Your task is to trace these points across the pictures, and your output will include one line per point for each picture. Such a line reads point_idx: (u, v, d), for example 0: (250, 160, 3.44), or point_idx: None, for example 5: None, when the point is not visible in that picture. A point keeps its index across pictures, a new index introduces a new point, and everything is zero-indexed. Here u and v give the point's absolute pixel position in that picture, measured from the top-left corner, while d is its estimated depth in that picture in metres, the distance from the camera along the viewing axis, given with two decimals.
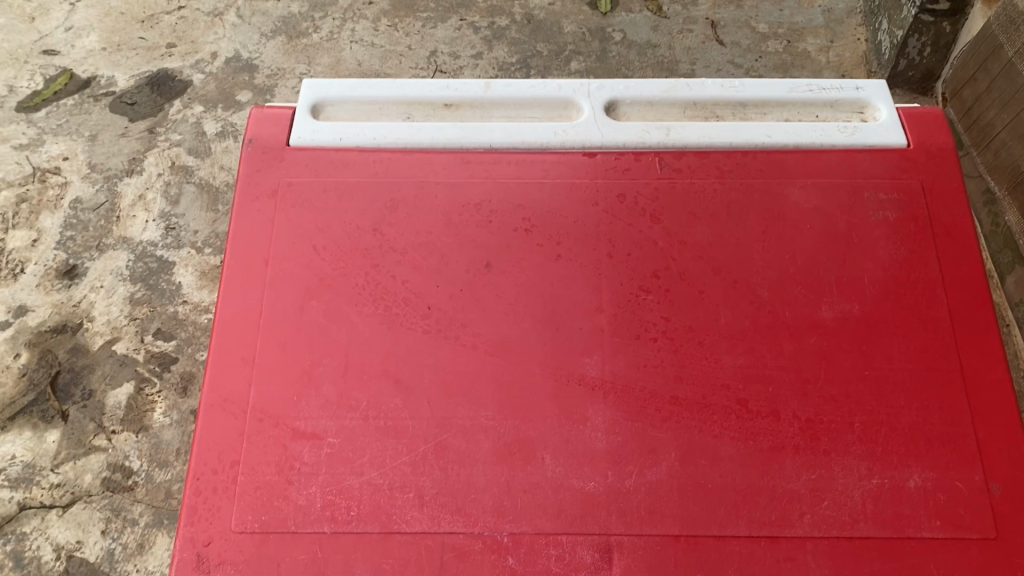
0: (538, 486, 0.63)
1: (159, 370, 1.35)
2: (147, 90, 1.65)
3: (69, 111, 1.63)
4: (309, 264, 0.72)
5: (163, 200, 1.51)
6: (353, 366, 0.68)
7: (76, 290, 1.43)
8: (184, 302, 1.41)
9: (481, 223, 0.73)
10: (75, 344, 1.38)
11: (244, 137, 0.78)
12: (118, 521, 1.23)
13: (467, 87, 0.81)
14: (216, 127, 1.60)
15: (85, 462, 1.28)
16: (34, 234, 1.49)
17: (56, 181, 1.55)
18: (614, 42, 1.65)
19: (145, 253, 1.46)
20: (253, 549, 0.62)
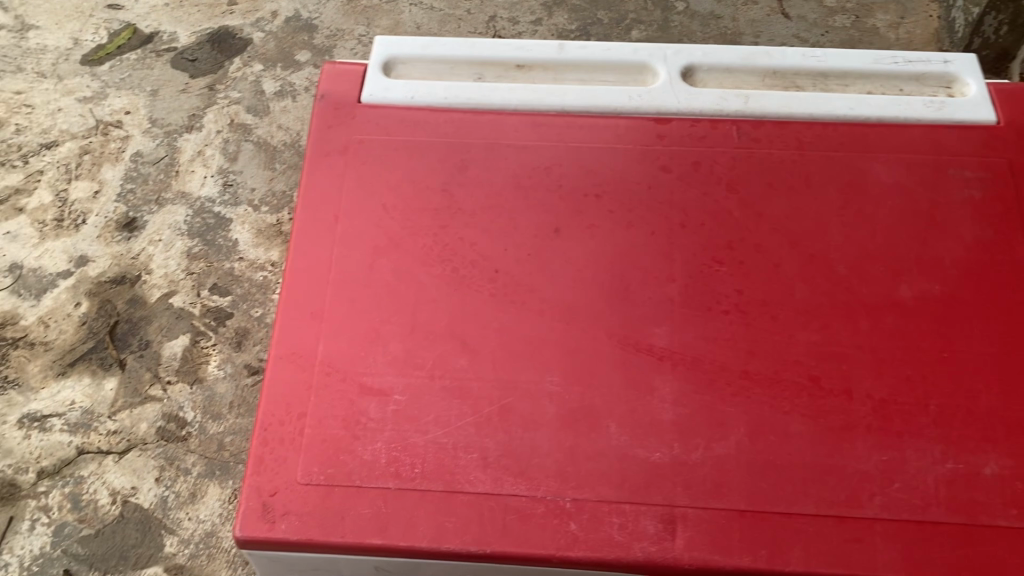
0: (602, 454, 0.63)
1: (214, 325, 1.29)
2: (208, 47, 1.62)
3: (128, 64, 1.59)
4: (378, 222, 0.72)
5: (220, 156, 1.48)
6: (420, 326, 0.67)
7: (135, 243, 1.37)
8: (240, 258, 1.36)
9: (552, 187, 0.72)
10: (134, 295, 1.32)
11: (317, 92, 0.77)
12: (171, 469, 1.17)
13: (541, 49, 0.80)
14: (274, 86, 1.57)
15: (141, 411, 1.21)
16: (96, 185, 1.44)
17: (117, 135, 1.50)
18: (676, 12, 1.62)
19: (202, 209, 1.41)
20: (318, 501, 0.62)
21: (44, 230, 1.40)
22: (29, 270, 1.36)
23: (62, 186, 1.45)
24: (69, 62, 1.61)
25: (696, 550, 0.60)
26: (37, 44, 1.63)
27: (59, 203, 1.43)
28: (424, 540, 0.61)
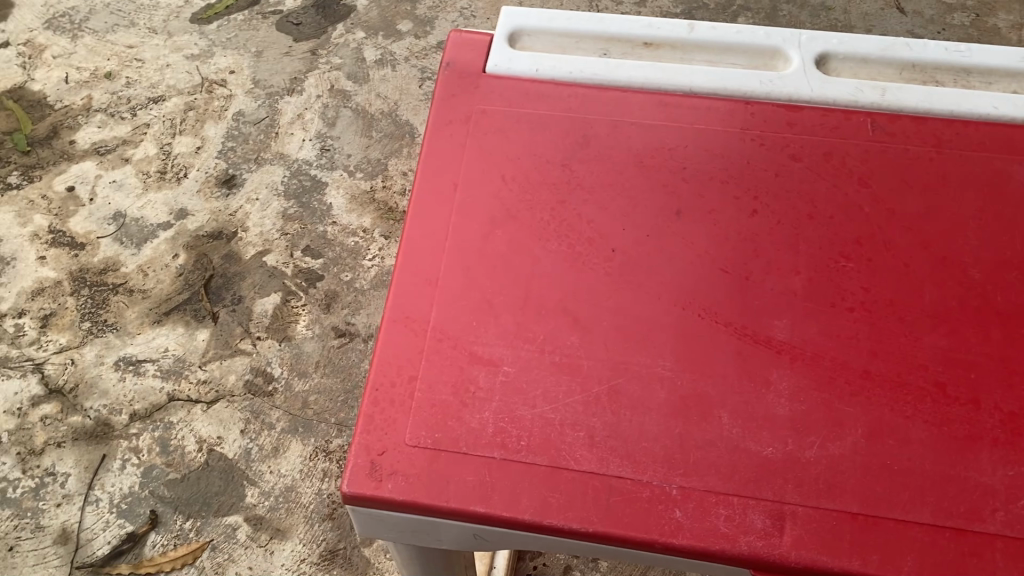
0: (712, 443, 0.61)
1: (305, 285, 1.59)
2: (312, 12, 2.02)
3: (239, 26, 2.00)
4: (495, 193, 0.71)
5: (320, 121, 1.82)
6: (532, 300, 0.67)
7: (233, 201, 1.70)
8: (332, 223, 1.67)
9: (676, 168, 0.71)
10: (229, 251, 1.63)
11: (442, 60, 0.78)
12: (256, 423, 1.43)
13: (671, 27, 0.78)
14: (375, 54, 1.93)
15: (230, 363, 1.50)
16: (198, 142, 1.80)
17: (221, 94, 1.88)
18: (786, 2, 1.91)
19: (300, 172, 1.75)
20: (424, 464, 0.63)
21: (149, 183, 1.74)
22: (131, 222, 1.68)
23: (167, 140, 1.80)
24: (181, 20, 2.02)
25: (804, 550, 0.58)
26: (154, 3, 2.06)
27: (163, 156, 1.78)
28: (527, 512, 0.61)
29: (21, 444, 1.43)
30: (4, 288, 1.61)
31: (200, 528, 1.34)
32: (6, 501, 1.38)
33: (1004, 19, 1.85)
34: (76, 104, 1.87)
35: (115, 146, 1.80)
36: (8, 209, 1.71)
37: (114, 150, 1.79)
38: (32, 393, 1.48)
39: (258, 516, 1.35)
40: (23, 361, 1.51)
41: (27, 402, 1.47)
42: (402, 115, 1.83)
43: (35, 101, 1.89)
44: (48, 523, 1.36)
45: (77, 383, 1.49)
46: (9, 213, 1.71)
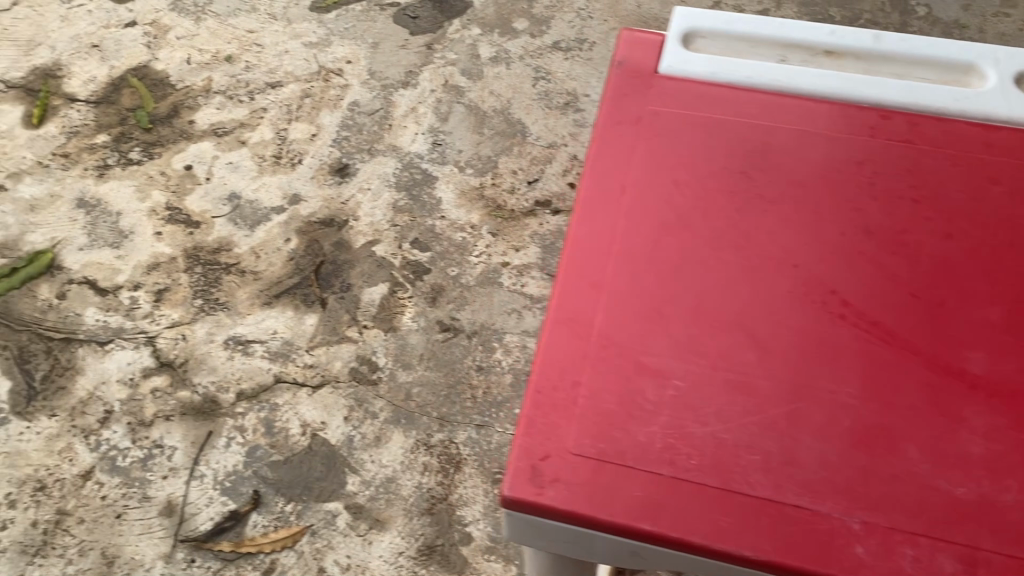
0: (898, 478, 0.58)
1: (412, 278, 1.59)
2: (428, 6, 2.02)
3: (357, 16, 2.01)
4: (668, 198, 0.69)
5: (433, 115, 1.82)
6: (705, 312, 0.64)
7: (345, 189, 1.71)
8: (441, 217, 1.66)
9: (863, 185, 0.67)
10: (339, 239, 1.64)
11: (614, 58, 0.75)
12: (359, 412, 1.44)
13: (856, 36, 0.75)
14: (490, 52, 1.92)
15: (337, 350, 1.50)
16: (314, 129, 1.82)
17: (338, 83, 1.89)
18: (918, 16, 1.85)
19: (412, 165, 1.75)
20: (587, 475, 0.61)
21: (265, 166, 1.76)
22: (246, 204, 1.70)
23: (283, 126, 1.82)
24: (301, 7, 2.04)
25: None
26: None
27: (279, 141, 1.80)
28: (696, 534, 0.58)
29: (132, 414, 1.45)
30: (121, 260, 1.64)
31: (300, 512, 1.35)
32: (116, 469, 1.41)
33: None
34: (197, 84, 1.91)
35: (233, 128, 1.82)
36: (129, 183, 1.75)
37: (232, 131, 1.82)
38: (143, 364, 1.51)
39: (357, 505, 1.35)
40: (136, 333, 1.54)
41: (138, 374, 1.50)
42: (515, 113, 1.81)
43: (158, 79, 1.93)
44: (155, 494, 1.38)
45: (187, 358, 1.51)
46: (129, 187, 1.74)
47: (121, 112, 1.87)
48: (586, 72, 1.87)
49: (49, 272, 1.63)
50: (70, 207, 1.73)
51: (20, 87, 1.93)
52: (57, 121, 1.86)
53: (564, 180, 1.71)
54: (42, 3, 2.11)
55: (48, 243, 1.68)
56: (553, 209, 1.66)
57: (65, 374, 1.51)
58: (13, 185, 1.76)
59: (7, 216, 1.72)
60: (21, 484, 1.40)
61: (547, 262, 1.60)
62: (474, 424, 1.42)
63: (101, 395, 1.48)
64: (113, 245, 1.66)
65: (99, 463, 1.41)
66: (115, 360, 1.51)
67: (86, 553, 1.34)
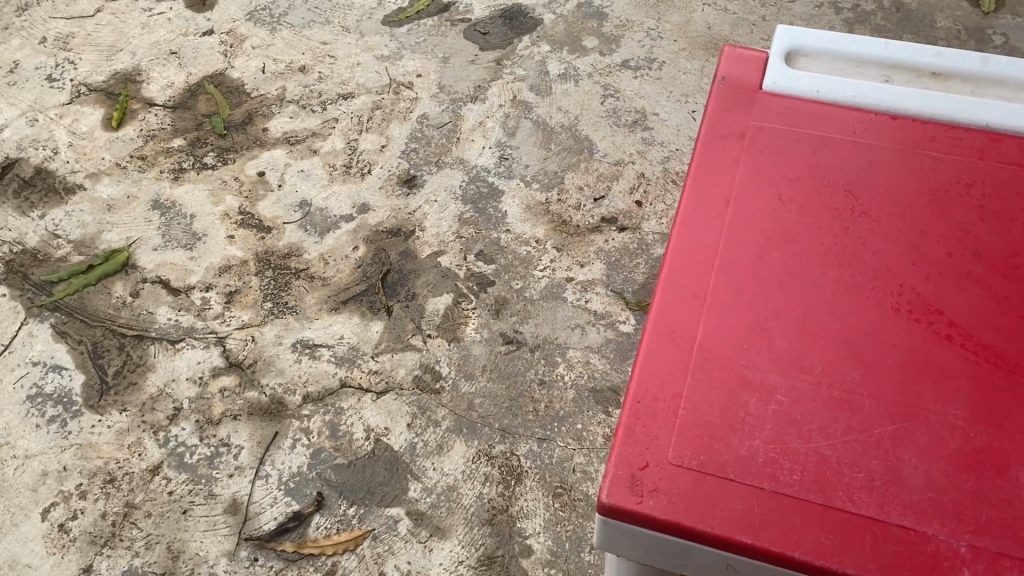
0: (1008, 503, 0.57)
1: (476, 289, 1.59)
2: (499, 23, 2.05)
3: (428, 31, 2.05)
4: (771, 213, 0.69)
5: (500, 130, 1.84)
6: (810, 329, 0.64)
7: (412, 200, 1.74)
8: (507, 231, 1.68)
9: (971, 206, 0.67)
10: (406, 248, 1.66)
11: (716, 74, 0.76)
12: (422, 419, 1.43)
13: (963, 57, 0.74)
14: (559, 69, 1.94)
15: (401, 357, 1.51)
16: (383, 140, 1.84)
17: (408, 96, 1.92)
18: (993, 44, 1.84)
19: (478, 178, 1.77)
20: (688, 486, 0.61)
21: (335, 175, 1.79)
22: (316, 211, 1.73)
23: (354, 136, 1.86)
24: (373, 21, 2.09)
25: None
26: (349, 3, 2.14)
27: (349, 151, 1.83)
28: (798, 550, 0.58)
29: (200, 412, 1.46)
30: (194, 261, 1.66)
31: (362, 515, 1.33)
32: (183, 466, 1.40)
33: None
34: (271, 93, 1.95)
35: (305, 137, 1.86)
36: (203, 187, 1.79)
37: (304, 140, 1.85)
38: (213, 363, 1.52)
39: (419, 512, 1.33)
40: (207, 333, 1.56)
41: (207, 373, 1.51)
42: (582, 130, 1.83)
43: (234, 87, 1.98)
44: (220, 492, 1.37)
45: (256, 359, 1.52)
46: (203, 190, 1.78)
47: (196, 118, 1.92)
48: (655, 91, 1.88)
49: (124, 270, 1.66)
50: (146, 207, 1.76)
51: (102, 90, 1.99)
52: (136, 124, 1.91)
53: (631, 198, 1.70)
54: (125, 12, 2.18)
55: (124, 241, 1.70)
56: (618, 226, 1.66)
57: (136, 370, 1.51)
58: (91, 183, 1.80)
59: (84, 214, 1.75)
60: (91, 476, 1.39)
61: (611, 278, 1.59)
62: (536, 437, 1.40)
63: (172, 392, 1.48)
64: (186, 246, 1.69)
65: (168, 459, 1.40)
66: (185, 358, 1.52)
67: (152, 546, 1.31)
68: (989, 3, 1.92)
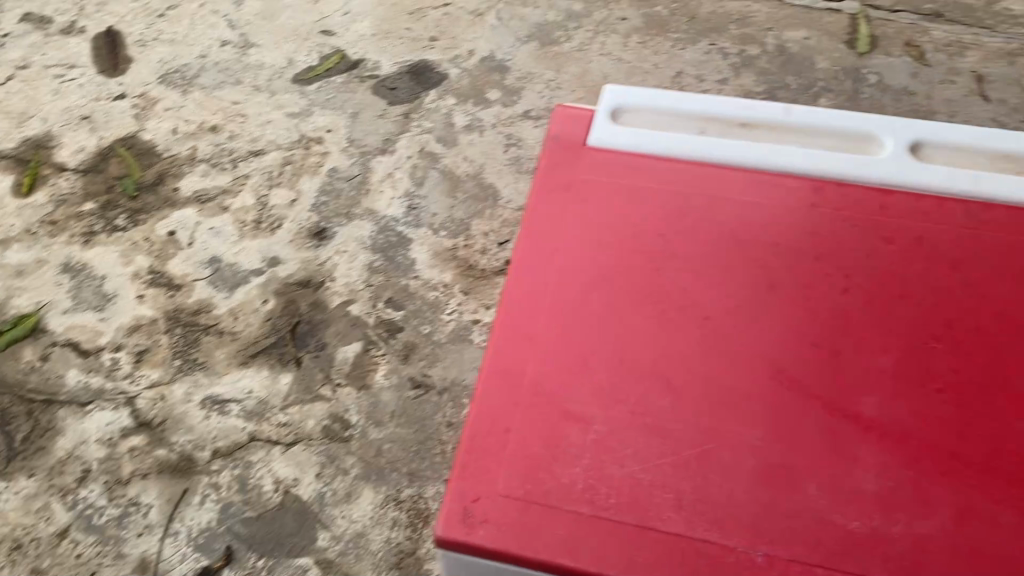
0: (798, 514, 0.63)
1: (386, 335, 1.37)
2: (406, 77, 1.73)
3: (338, 88, 1.73)
4: (593, 258, 0.75)
5: (409, 180, 1.57)
6: (626, 364, 0.70)
7: (323, 250, 1.49)
8: (416, 277, 1.44)
9: (769, 243, 0.74)
10: (316, 300, 1.43)
11: (547, 132, 0.83)
12: (331, 468, 1.24)
13: (767, 109, 0.82)
14: (464, 120, 1.65)
15: (310, 408, 1.30)
16: (293, 195, 1.57)
17: (318, 150, 1.64)
18: (868, 84, 1.58)
19: (387, 228, 1.51)
20: (516, 514, 0.66)
21: (245, 230, 1.53)
22: (226, 266, 1.48)
23: (263, 192, 1.59)
24: (283, 80, 1.76)
25: None
26: (257, 62, 1.80)
27: (259, 207, 1.56)
28: (612, 568, 0.63)
29: (109, 472, 1.27)
30: (104, 322, 1.43)
31: (271, 567, 1.17)
32: (92, 527, 1.22)
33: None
34: (181, 154, 1.66)
35: (216, 195, 1.59)
36: (114, 250, 1.52)
37: (212, 198, 1.58)
38: (121, 425, 1.31)
39: (328, 561, 1.17)
40: (115, 393, 1.34)
41: (115, 435, 1.30)
42: (487, 179, 1.57)
43: (145, 149, 1.67)
44: (130, 552, 1.20)
45: (166, 418, 1.31)
46: (112, 253, 1.52)
47: (106, 181, 1.62)
48: None
49: (33, 336, 1.43)
50: (56, 271, 1.50)
51: (11, 157, 1.69)
52: (47, 190, 1.62)
53: None
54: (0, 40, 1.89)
55: (34, 306, 1.47)
56: None
57: (46, 435, 1.32)
58: None
59: None
60: None
61: None
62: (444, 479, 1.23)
63: (79, 454, 1.29)
64: (96, 307, 1.45)
65: (75, 522, 1.23)
66: (95, 420, 1.32)
67: None
68: (864, 43, 1.65)
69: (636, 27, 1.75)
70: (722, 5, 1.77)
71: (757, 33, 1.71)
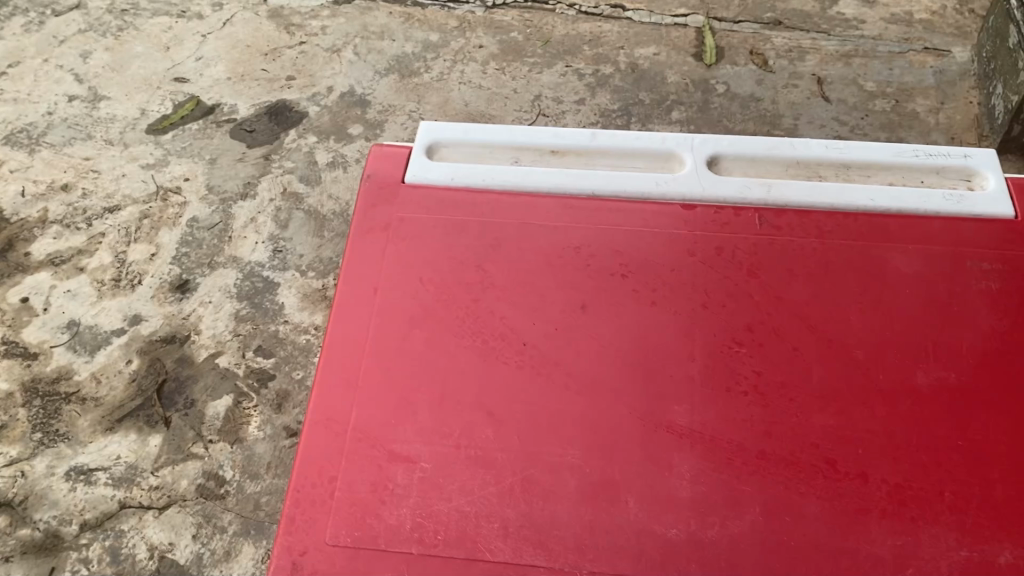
0: (620, 528, 0.65)
1: (257, 386, 1.24)
2: (266, 118, 1.54)
3: (194, 135, 1.52)
4: (413, 295, 0.76)
5: (272, 223, 1.40)
6: (450, 397, 0.71)
7: (187, 303, 1.33)
8: (286, 322, 1.30)
9: (581, 266, 0.76)
10: (182, 354, 1.28)
11: (363, 172, 0.83)
12: (208, 527, 1.14)
13: (576, 136, 0.85)
14: (327, 158, 1.47)
15: (182, 467, 1.18)
16: (152, 249, 1.39)
17: (177, 200, 1.44)
18: (717, 94, 1.51)
19: (252, 273, 1.36)
20: (344, 562, 0.65)
21: (103, 290, 1.35)
22: (85, 328, 1.32)
23: (122, 249, 1.40)
24: (136, 131, 1.54)
25: None
26: (105, 115, 1.56)
27: (118, 264, 1.38)
28: None
29: None
30: None
31: None
32: None
33: (924, 103, 1.46)
34: (32, 216, 1.44)
35: (69, 257, 1.39)
36: None
37: (64, 260, 1.39)
38: None
39: None
40: None
41: None
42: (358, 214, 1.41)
43: None
44: None
45: (27, 495, 1.18)
46: None
47: None
48: None
49: None
50: None
51: None
52: None
53: None
54: None
55: None
56: None
57: None
58: None
59: None
60: None
61: None
62: None
63: None
64: None
65: None
66: None
67: None
68: (711, 54, 1.56)
69: (494, 54, 1.59)
70: (574, 27, 1.62)
71: (610, 52, 1.58)
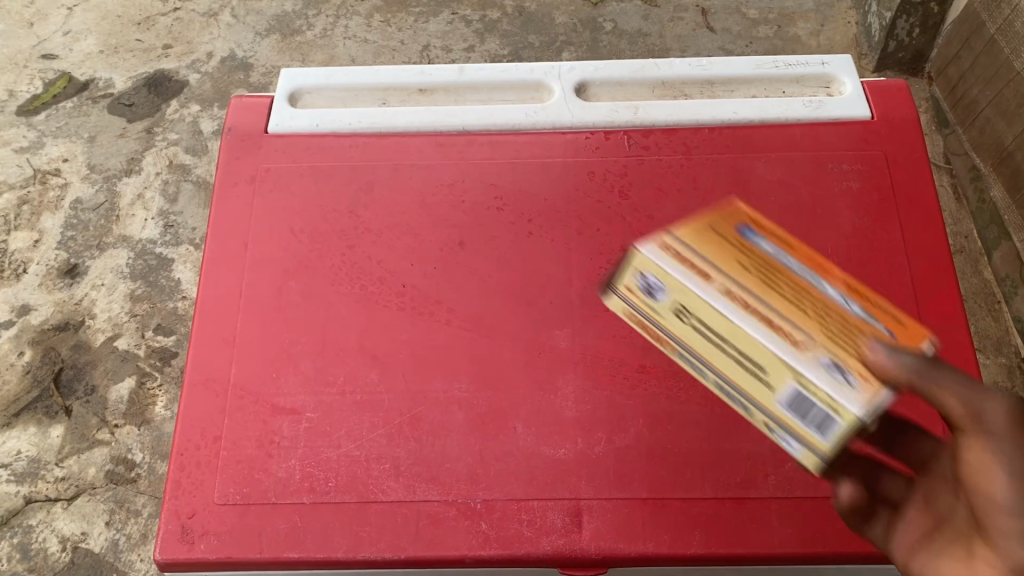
0: (509, 454, 0.65)
1: (160, 365, 1.18)
2: (144, 90, 1.45)
3: (68, 113, 1.43)
4: (286, 246, 0.74)
5: (160, 198, 1.33)
6: (332, 343, 0.70)
7: (78, 288, 1.26)
8: (185, 298, 1.24)
9: (455, 203, 0.76)
10: (77, 341, 1.21)
11: (225, 126, 0.80)
12: (122, 512, 1.09)
13: (442, 73, 0.84)
14: (214, 125, 1.41)
15: (88, 455, 1.12)
16: (35, 235, 1.31)
17: (57, 183, 1.36)
18: (606, 32, 1.49)
19: (144, 251, 1.29)
20: (235, 520, 0.64)
21: None
22: None
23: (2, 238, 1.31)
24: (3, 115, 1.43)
25: (603, 540, 0.62)
26: None
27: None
28: (339, 549, 0.63)
29: None
30: None
31: None
32: None
33: (805, 26, 1.48)
34: None
35: None
36: None
37: None
38: None
39: None
40: None
41: None
42: None
43: None
44: None
45: None
46: None
47: None
48: None
49: None
50: None
51: None
52: None
53: None
54: None
55: None
56: None
57: None
58: None
59: None
60: None
61: None
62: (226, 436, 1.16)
63: None
64: None
65: None
66: None
67: None
68: None
69: (378, 5, 1.54)
70: None
71: None
